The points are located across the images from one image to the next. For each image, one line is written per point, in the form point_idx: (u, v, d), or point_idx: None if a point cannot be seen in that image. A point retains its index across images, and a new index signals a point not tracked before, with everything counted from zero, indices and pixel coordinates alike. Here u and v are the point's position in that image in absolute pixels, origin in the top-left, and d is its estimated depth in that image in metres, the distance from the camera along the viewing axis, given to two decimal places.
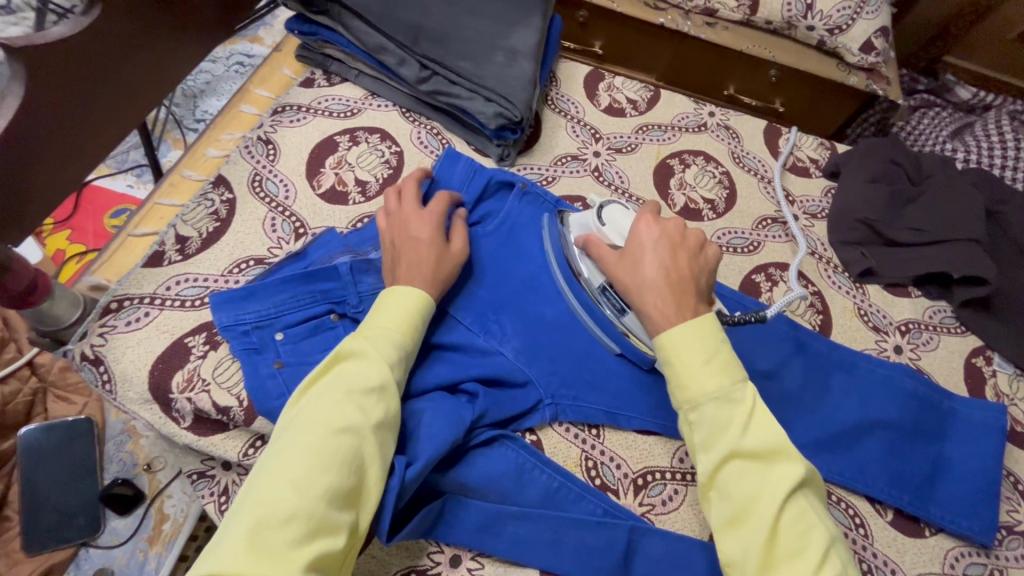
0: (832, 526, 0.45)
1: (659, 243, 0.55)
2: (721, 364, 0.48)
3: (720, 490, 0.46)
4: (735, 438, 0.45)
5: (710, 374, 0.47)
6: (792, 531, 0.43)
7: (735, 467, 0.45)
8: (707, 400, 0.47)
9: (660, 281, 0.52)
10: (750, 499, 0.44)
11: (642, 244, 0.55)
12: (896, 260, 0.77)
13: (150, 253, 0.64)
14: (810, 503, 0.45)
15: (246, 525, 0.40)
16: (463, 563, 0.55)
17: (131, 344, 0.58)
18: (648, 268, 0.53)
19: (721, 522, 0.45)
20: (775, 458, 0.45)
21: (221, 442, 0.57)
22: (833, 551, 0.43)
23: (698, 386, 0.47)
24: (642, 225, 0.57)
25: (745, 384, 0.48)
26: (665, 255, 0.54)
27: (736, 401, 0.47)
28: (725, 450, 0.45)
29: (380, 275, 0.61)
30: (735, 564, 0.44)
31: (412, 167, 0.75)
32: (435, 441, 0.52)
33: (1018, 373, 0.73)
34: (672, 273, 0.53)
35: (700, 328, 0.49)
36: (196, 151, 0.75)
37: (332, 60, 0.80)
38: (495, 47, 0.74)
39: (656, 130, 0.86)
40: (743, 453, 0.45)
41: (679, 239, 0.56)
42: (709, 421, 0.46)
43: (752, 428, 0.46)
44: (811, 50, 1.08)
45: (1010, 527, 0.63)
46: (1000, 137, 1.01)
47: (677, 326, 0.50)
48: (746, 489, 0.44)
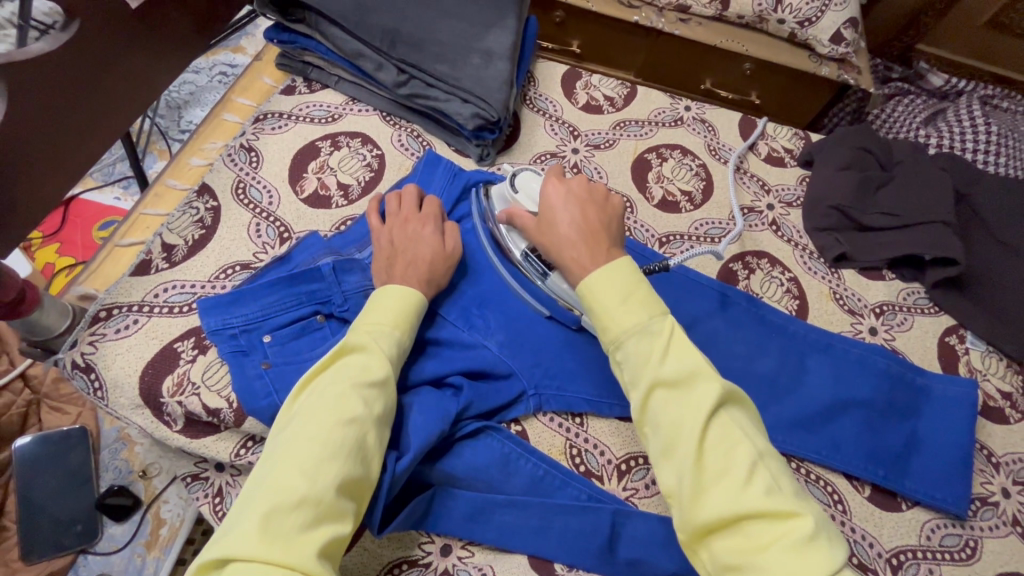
0: (761, 443, 0.45)
1: (568, 200, 0.58)
2: (640, 301, 0.50)
3: (652, 423, 0.46)
4: (656, 368, 0.46)
5: (629, 312, 0.49)
6: (718, 448, 0.44)
7: (658, 397, 0.46)
8: (629, 336, 0.48)
9: (574, 236, 0.55)
10: (676, 423, 0.45)
11: (552, 204, 0.58)
12: (869, 244, 0.79)
13: (137, 262, 0.65)
14: (736, 422, 0.45)
15: (256, 512, 0.41)
16: (454, 553, 0.56)
17: (121, 351, 0.60)
18: (562, 225, 0.56)
19: (657, 454, 0.46)
20: (695, 381, 0.46)
21: (214, 444, 0.58)
22: (761, 466, 0.43)
23: (619, 325, 0.49)
24: (550, 186, 0.59)
25: (663, 316, 0.49)
26: (575, 210, 0.57)
27: (655, 332, 0.48)
28: (647, 383, 0.46)
29: (363, 274, 0.62)
30: (674, 494, 0.44)
31: (393, 170, 0.77)
32: (423, 432, 0.53)
33: (991, 350, 0.75)
34: (585, 227, 0.55)
35: (612, 273, 0.51)
36: (180, 160, 0.76)
37: (312, 68, 0.81)
38: (470, 50, 0.76)
39: (633, 125, 0.88)
40: (665, 382, 0.46)
41: (586, 195, 0.59)
42: (633, 356, 0.48)
43: (671, 355, 0.47)
44: (784, 43, 1.10)
45: (984, 499, 0.65)
46: (971, 122, 1.03)
47: (590, 275, 0.52)
48: (672, 416, 0.45)
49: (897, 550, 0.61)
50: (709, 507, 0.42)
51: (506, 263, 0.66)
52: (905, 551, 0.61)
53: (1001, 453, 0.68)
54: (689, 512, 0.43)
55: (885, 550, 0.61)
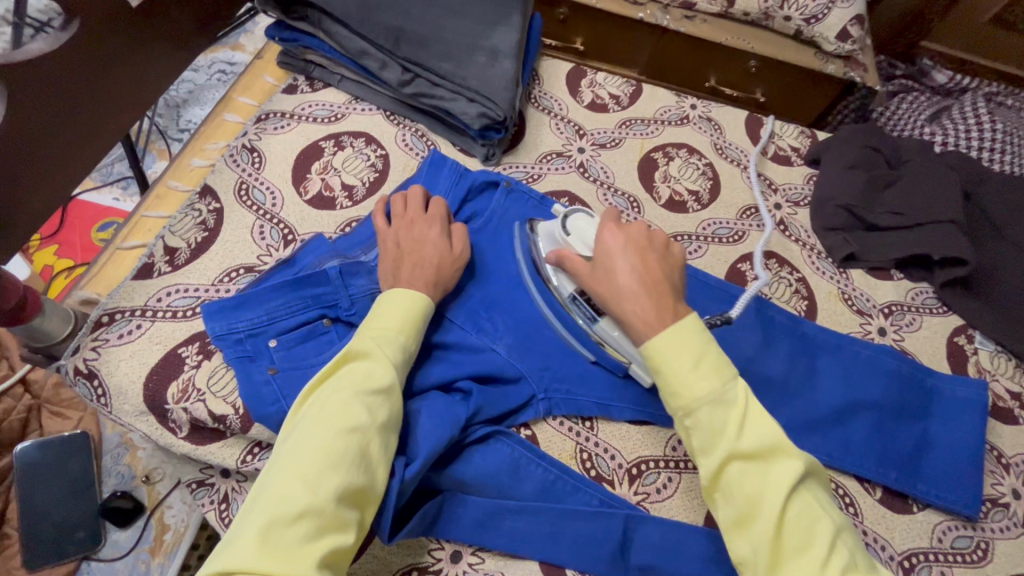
0: (837, 516, 0.46)
1: (628, 249, 0.55)
2: (711, 366, 0.48)
3: (724, 491, 0.46)
4: (733, 441, 0.45)
5: (702, 379, 0.47)
6: (797, 524, 0.44)
7: (734, 469, 0.45)
8: (702, 405, 0.47)
9: (636, 288, 0.52)
10: (754, 497, 0.45)
11: (610, 252, 0.55)
12: (877, 243, 0.78)
13: (139, 266, 0.64)
14: (813, 495, 0.45)
15: (257, 523, 0.40)
16: (464, 559, 0.55)
17: (125, 356, 0.59)
18: (621, 276, 0.53)
19: (730, 522, 0.46)
20: (774, 456, 0.45)
21: (220, 451, 0.57)
22: (839, 542, 0.44)
23: (691, 394, 0.47)
24: (607, 234, 0.56)
25: (736, 382, 0.48)
26: (635, 260, 0.54)
27: (730, 401, 0.47)
28: (723, 454, 0.45)
29: (370, 277, 0.62)
30: (748, 562, 0.45)
31: (398, 170, 0.76)
32: (431, 439, 0.53)
33: (1000, 350, 0.75)
34: (647, 278, 0.52)
35: (680, 336, 0.49)
36: (181, 161, 0.75)
37: (314, 66, 0.80)
38: (475, 48, 0.75)
39: (639, 124, 0.87)
40: (742, 454, 0.45)
41: (646, 243, 0.55)
42: (705, 425, 0.47)
43: (748, 426, 0.46)
44: (789, 41, 1.09)
45: (994, 500, 0.65)
46: (977, 119, 1.03)
47: (656, 337, 0.49)
48: (749, 490, 0.45)
49: (908, 553, 0.61)
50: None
51: (536, 272, 0.66)
52: (916, 553, 0.61)
53: (1010, 454, 0.68)
54: None
55: (896, 553, 0.61)
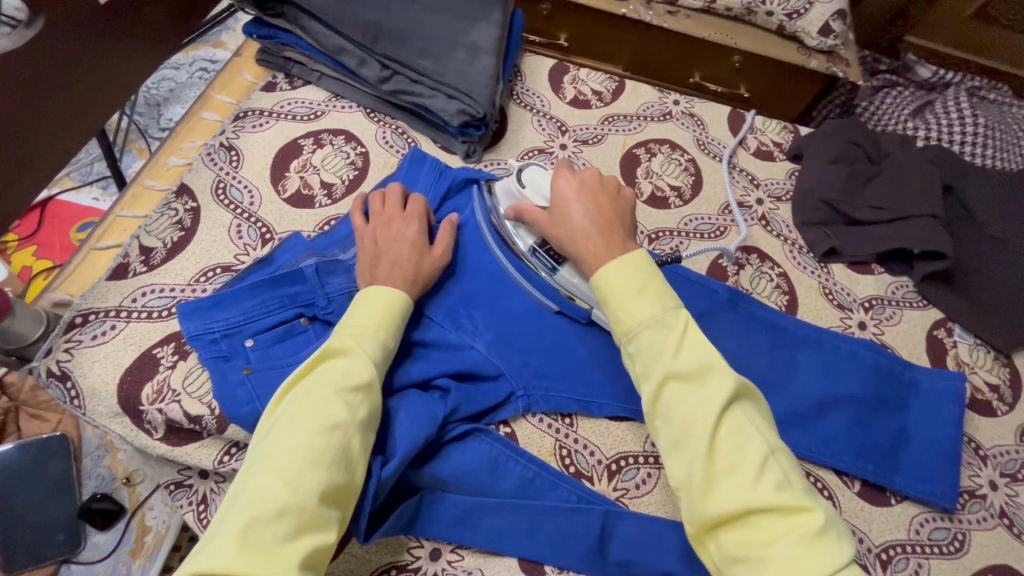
0: (771, 437, 0.45)
1: (581, 192, 0.58)
2: (653, 293, 0.49)
3: (663, 416, 0.46)
4: (670, 362, 0.46)
5: (643, 304, 0.49)
6: (730, 442, 0.43)
7: (672, 390, 0.46)
8: (643, 328, 0.48)
9: (589, 227, 0.55)
10: (689, 415, 0.44)
11: (564, 196, 0.58)
12: (857, 238, 0.78)
13: (114, 266, 0.64)
14: (748, 416, 0.45)
15: (236, 523, 0.40)
16: (443, 557, 0.55)
17: (99, 358, 0.58)
18: (575, 216, 0.56)
19: (667, 447, 0.46)
20: (709, 375, 0.45)
21: (196, 452, 0.57)
22: (772, 460, 0.43)
23: (633, 318, 0.48)
24: (561, 179, 0.59)
25: (676, 309, 0.49)
26: (588, 202, 0.57)
27: (669, 324, 0.48)
28: (660, 375, 0.46)
29: (348, 275, 0.61)
30: (684, 486, 0.44)
31: (378, 168, 0.75)
32: (409, 438, 0.52)
33: (979, 343, 0.75)
34: (599, 217, 0.56)
35: (625, 268, 0.50)
36: (158, 160, 0.74)
37: (293, 64, 0.80)
38: (455, 44, 0.74)
39: (621, 120, 0.87)
40: (679, 375, 0.45)
41: (599, 187, 0.59)
42: (646, 348, 0.47)
43: (685, 348, 0.46)
44: (772, 35, 1.09)
45: (972, 491, 0.66)
46: (959, 114, 1.03)
47: (602, 270, 0.51)
48: (685, 410, 0.45)
49: (886, 545, 0.61)
50: (719, 500, 0.42)
51: (505, 245, 0.66)
52: (894, 545, 0.61)
53: (988, 446, 0.69)
54: (700, 506, 0.43)
55: (875, 545, 0.61)
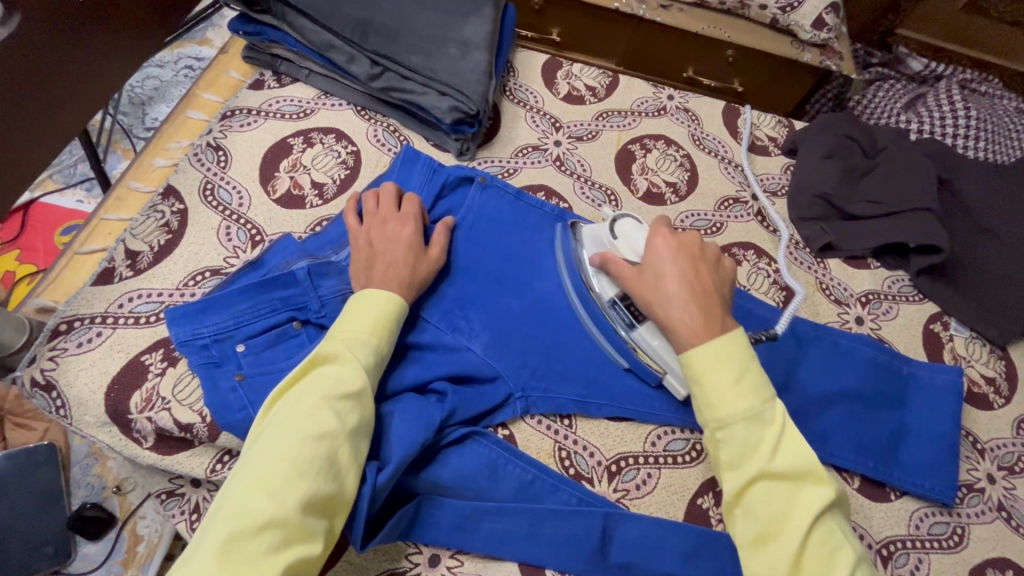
0: (857, 546, 0.45)
1: (680, 256, 0.54)
2: (752, 383, 0.47)
3: (746, 508, 0.45)
4: (766, 460, 0.45)
5: (742, 394, 0.46)
6: (819, 551, 0.43)
7: (762, 487, 0.45)
8: (738, 420, 0.46)
9: (686, 296, 0.51)
10: (779, 516, 0.44)
11: (659, 259, 0.54)
12: (854, 232, 0.78)
13: (99, 270, 0.62)
14: (837, 524, 0.45)
15: (219, 536, 0.39)
16: (442, 563, 0.54)
17: (84, 366, 0.56)
18: (671, 281, 0.52)
19: (747, 540, 0.45)
20: (805, 480, 0.45)
21: (187, 460, 0.55)
22: (859, 574, 0.44)
23: (729, 408, 0.46)
24: (658, 239, 0.55)
25: (775, 402, 0.47)
26: (686, 267, 0.53)
27: (766, 420, 0.46)
28: (754, 471, 0.45)
29: (341, 277, 0.60)
30: None
31: (370, 167, 0.74)
32: (406, 443, 0.51)
33: (975, 336, 0.76)
34: (698, 286, 0.52)
35: (724, 353, 0.48)
36: (143, 161, 0.73)
37: (281, 61, 0.78)
38: (446, 40, 0.73)
39: (615, 116, 0.86)
40: (773, 474, 0.45)
41: (698, 252, 0.55)
42: (739, 440, 0.46)
43: (782, 449, 0.45)
44: (765, 29, 1.08)
45: (970, 485, 0.66)
46: (951, 106, 1.03)
47: (700, 349, 0.48)
48: (775, 510, 0.44)
49: (887, 541, 0.61)
50: None
51: (581, 283, 0.64)
52: (895, 541, 0.61)
53: (985, 439, 0.69)
54: None
55: (875, 541, 0.61)
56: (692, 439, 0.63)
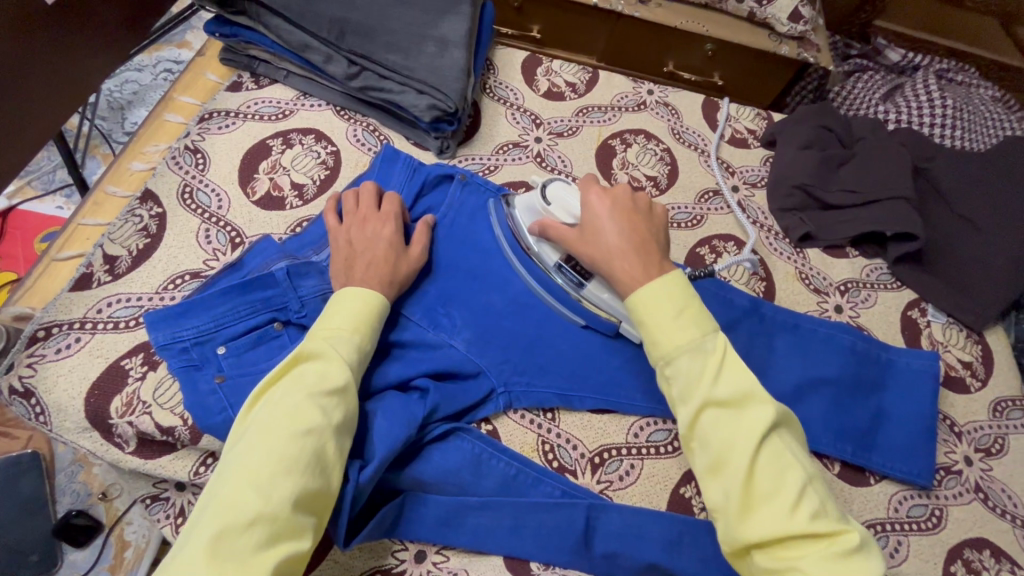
0: (811, 467, 0.46)
1: (614, 211, 0.58)
2: (690, 317, 0.50)
3: (700, 439, 0.47)
4: (709, 388, 0.46)
5: (680, 329, 0.49)
6: (769, 470, 0.44)
7: (710, 415, 0.46)
8: (680, 352, 0.48)
9: (625, 246, 0.56)
10: (727, 440, 0.45)
11: (598, 214, 0.58)
12: (831, 222, 0.79)
13: (77, 276, 0.62)
14: (785, 444, 0.46)
15: (206, 534, 0.39)
16: (428, 559, 0.55)
17: (63, 372, 0.56)
18: (608, 235, 0.57)
19: (704, 471, 0.46)
20: (749, 402, 0.46)
21: (170, 464, 0.55)
22: (811, 490, 0.44)
23: (668, 342, 0.49)
24: (593, 196, 0.59)
25: (714, 334, 0.50)
26: (622, 221, 0.57)
27: (707, 350, 0.48)
28: (699, 400, 0.46)
29: (321, 277, 0.60)
30: (720, 509, 0.45)
31: (350, 167, 0.74)
32: (388, 441, 0.52)
33: (951, 321, 0.77)
34: (633, 235, 0.56)
35: (664, 294, 0.51)
36: (120, 165, 0.72)
37: (259, 62, 0.78)
38: (424, 38, 0.73)
39: (596, 111, 0.87)
40: (717, 400, 0.46)
41: (630, 205, 0.59)
42: (683, 372, 0.48)
43: (725, 375, 0.47)
44: (742, 22, 1.09)
45: (948, 468, 0.67)
46: (927, 96, 1.05)
47: (640, 292, 0.52)
48: (723, 435, 0.45)
49: (867, 524, 0.62)
50: (756, 526, 0.43)
51: (528, 260, 0.65)
52: (875, 524, 0.62)
53: (963, 422, 0.70)
54: (736, 529, 0.44)
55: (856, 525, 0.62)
56: (675, 430, 0.63)
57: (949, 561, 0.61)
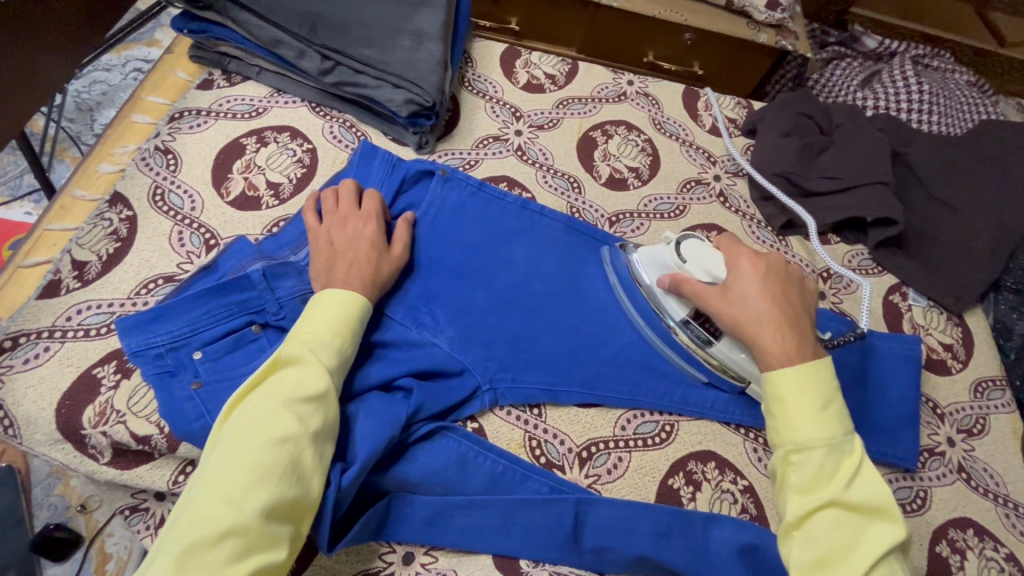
0: None
1: (770, 278, 0.56)
2: (835, 415, 0.49)
3: (808, 531, 0.46)
4: (840, 489, 0.46)
5: (824, 424, 0.48)
6: None
7: (831, 514, 0.46)
8: (818, 446, 0.47)
9: (778, 315, 0.54)
10: (843, 545, 0.44)
11: (749, 278, 0.56)
12: (813, 209, 0.79)
13: (45, 283, 0.60)
14: (899, 566, 0.45)
15: (176, 546, 0.38)
16: (416, 560, 0.54)
17: (32, 383, 0.54)
18: (759, 299, 0.55)
19: (805, 564, 0.45)
20: (876, 516, 0.46)
21: (148, 473, 0.54)
22: None
23: (810, 432, 0.48)
24: (745, 260, 0.58)
25: (853, 437, 0.49)
26: (774, 288, 0.56)
27: (845, 452, 0.48)
28: (827, 497, 0.46)
29: (300, 278, 0.59)
30: None
31: (327, 164, 0.72)
32: (370, 443, 0.51)
33: (931, 304, 0.78)
34: (785, 305, 0.55)
35: (814, 374, 0.50)
36: (87, 167, 0.70)
37: (230, 59, 0.76)
38: (398, 32, 0.72)
39: (576, 103, 0.86)
40: (845, 503, 0.46)
41: (784, 273, 0.58)
42: (815, 466, 0.47)
43: (858, 482, 0.47)
44: (720, 11, 1.09)
45: (931, 450, 0.68)
46: (904, 82, 1.05)
47: (789, 367, 0.51)
48: (838, 536, 0.45)
49: None
50: None
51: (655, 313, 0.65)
52: None
53: (945, 404, 0.71)
54: None
55: None
56: (662, 421, 0.63)
57: (934, 542, 0.61)
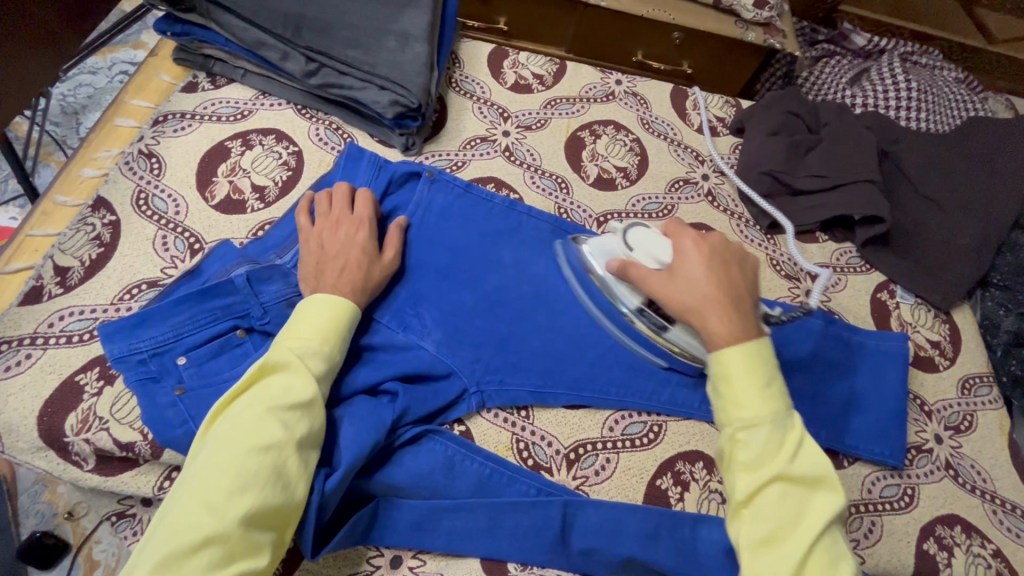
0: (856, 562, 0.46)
1: (712, 259, 0.55)
2: (774, 389, 0.49)
3: (755, 509, 0.46)
4: (786, 464, 0.46)
5: (767, 400, 0.48)
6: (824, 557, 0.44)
7: (777, 489, 0.45)
8: (761, 422, 0.47)
9: (721, 296, 0.53)
10: (790, 520, 0.45)
11: (692, 260, 0.55)
12: (801, 208, 0.79)
13: (27, 289, 0.59)
14: (838, 534, 0.46)
15: (154, 555, 0.38)
16: (404, 564, 0.54)
17: (14, 391, 0.54)
18: (701, 281, 0.54)
19: (754, 543, 0.45)
20: (818, 486, 0.46)
21: (133, 480, 0.53)
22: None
23: (752, 410, 0.47)
24: (687, 242, 0.57)
25: (792, 409, 0.49)
26: (716, 269, 0.55)
27: (787, 426, 0.48)
28: (773, 474, 0.45)
29: (284, 282, 0.58)
30: None
31: (313, 167, 0.72)
32: (355, 447, 0.50)
33: (919, 302, 0.78)
34: (728, 286, 0.54)
35: (756, 355, 0.49)
36: (70, 172, 0.69)
37: (215, 61, 0.75)
38: (384, 33, 0.72)
39: (564, 103, 0.86)
40: (791, 478, 0.46)
41: (726, 252, 0.57)
42: (760, 442, 0.46)
43: (802, 455, 0.47)
44: (709, 9, 1.09)
45: (919, 447, 0.68)
46: (893, 80, 1.05)
47: (733, 351, 0.50)
48: (786, 511, 0.45)
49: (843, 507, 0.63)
50: None
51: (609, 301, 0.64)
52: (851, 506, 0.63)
53: (932, 401, 0.71)
54: None
55: None
56: (650, 422, 0.63)
57: (922, 539, 0.62)
